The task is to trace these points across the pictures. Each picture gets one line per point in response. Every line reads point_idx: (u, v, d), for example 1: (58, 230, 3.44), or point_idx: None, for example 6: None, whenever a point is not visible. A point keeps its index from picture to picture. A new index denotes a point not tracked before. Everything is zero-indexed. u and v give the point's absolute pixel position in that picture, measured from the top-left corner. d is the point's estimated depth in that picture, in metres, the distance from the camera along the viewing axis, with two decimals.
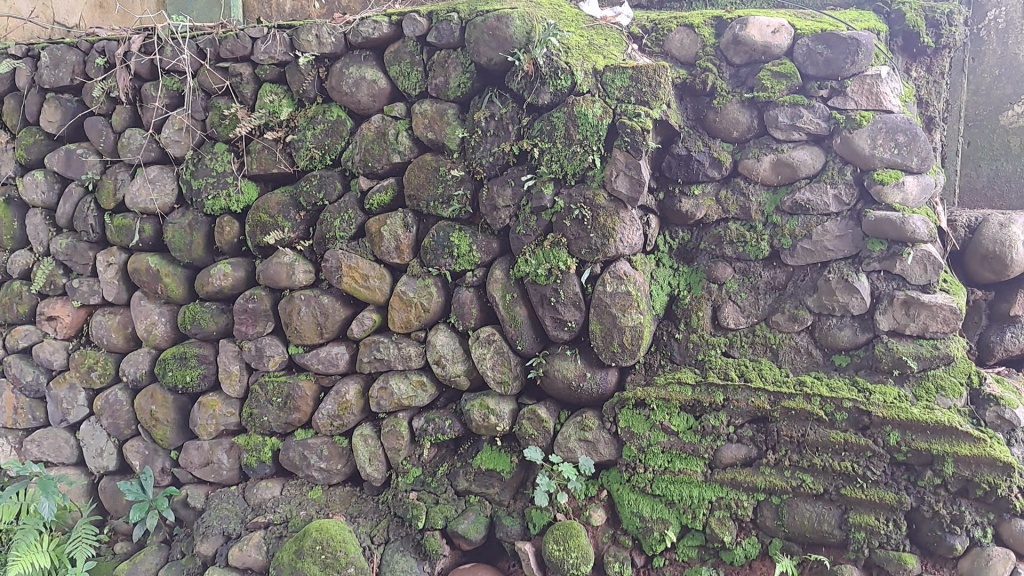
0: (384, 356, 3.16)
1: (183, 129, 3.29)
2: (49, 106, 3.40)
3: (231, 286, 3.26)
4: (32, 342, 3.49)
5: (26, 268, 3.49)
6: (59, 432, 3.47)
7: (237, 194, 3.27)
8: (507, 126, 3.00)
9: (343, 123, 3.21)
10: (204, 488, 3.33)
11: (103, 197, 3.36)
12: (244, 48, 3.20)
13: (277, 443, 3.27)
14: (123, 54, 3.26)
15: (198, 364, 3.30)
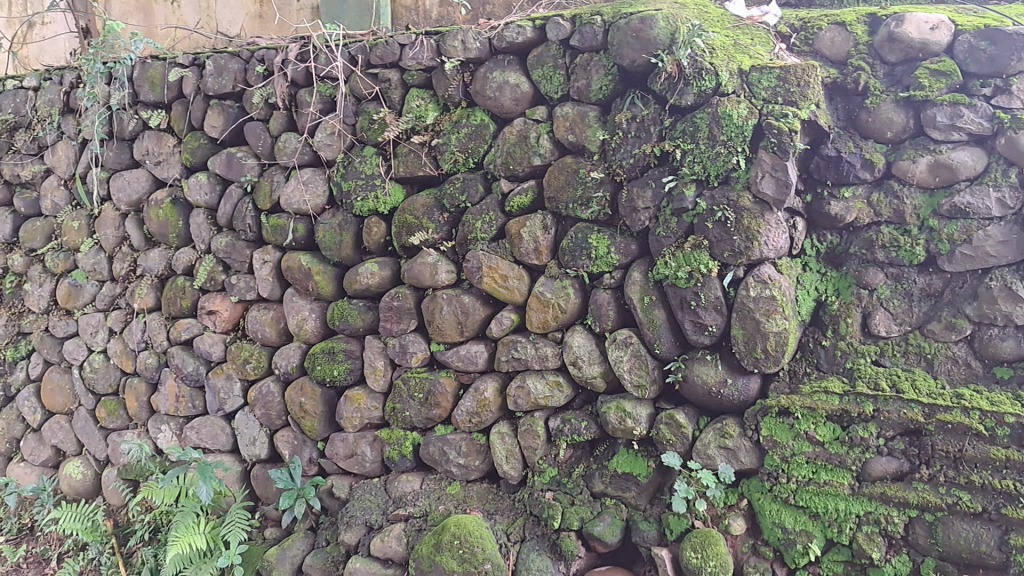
0: (522, 356, 3.20)
1: (335, 133, 3.42)
2: (213, 112, 3.54)
3: (378, 285, 3.36)
4: (193, 334, 3.63)
5: (189, 265, 3.64)
6: (215, 421, 3.60)
7: (384, 196, 3.36)
8: (648, 128, 2.99)
9: (486, 126, 3.27)
10: (348, 479, 3.44)
11: (260, 198, 3.49)
12: (393, 55, 3.33)
13: (417, 438, 3.36)
14: (281, 62, 3.41)
15: (345, 359, 3.41)
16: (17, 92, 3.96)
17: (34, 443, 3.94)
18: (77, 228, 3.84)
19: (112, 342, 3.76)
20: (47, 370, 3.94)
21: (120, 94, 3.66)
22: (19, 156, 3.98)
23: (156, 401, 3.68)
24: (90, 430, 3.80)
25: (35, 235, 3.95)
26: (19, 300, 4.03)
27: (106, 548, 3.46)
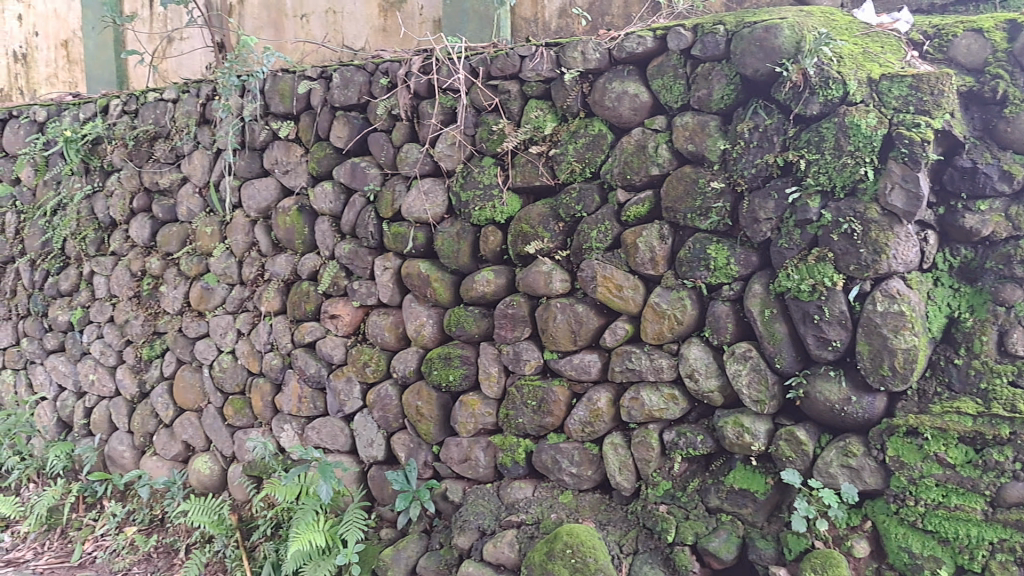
0: (636, 366, 3.17)
1: (455, 144, 3.48)
2: (338, 123, 3.65)
3: (493, 292, 3.41)
4: (316, 337, 3.74)
5: (314, 270, 3.75)
6: (335, 422, 3.70)
7: (501, 205, 3.41)
8: (771, 138, 2.94)
9: (603, 137, 3.26)
10: (462, 483, 3.49)
11: (382, 207, 3.59)
12: (513, 66, 3.37)
13: (530, 445, 3.38)
14: (405, 75, 3.50)
15: (460, 365, 3.47)
16: (156, 104, 4.07)
17: (165, 439, 4.05)
18: (209, 234, 3.96)
19: (240, 343, 3.89)
20: (179, 369, 4.05)
21: (252, 105, 3.77)
22: (158, 165, 4.09)
23: (280, 401, 3.79)
24: (218, 426, 3.92)
25: (171, 240, 4.07)
26: (155, 300, 4.11)
27: (230, 542, 3.61)
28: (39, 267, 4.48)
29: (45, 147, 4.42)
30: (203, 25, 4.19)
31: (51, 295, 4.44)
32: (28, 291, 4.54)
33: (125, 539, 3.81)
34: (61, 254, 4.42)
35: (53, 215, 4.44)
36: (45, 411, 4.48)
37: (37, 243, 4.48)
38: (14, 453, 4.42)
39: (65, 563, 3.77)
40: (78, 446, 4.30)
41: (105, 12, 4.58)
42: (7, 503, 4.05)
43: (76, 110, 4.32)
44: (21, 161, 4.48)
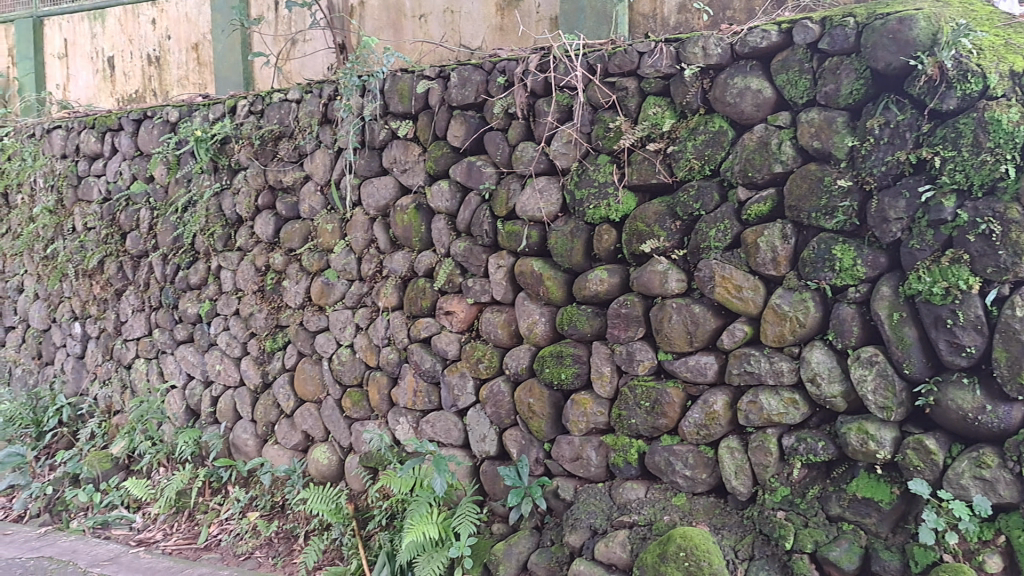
0: (755, 370, 3.07)
1: (571, 142, 3.45)
2: (456, 122, 3.69)
3: (606, 291, 3.37)
4: (431, 332, 3.78)
5: (429, 267, 3.79)
6: (449, 417, 3.74)
7: (616, 204, 3.37)
8: (904, 134, 2.82)
9: (724, 133, 3.18)
10: (573, 482, 3.47)
11: (497, 206, 3.60)
12: (631, 63, 3.34)
13: (643, 446, 3.32)
14: (522, 73, 3.51)
15: (572, 363, 3.44)
16: (281, 104, 4.20)
17: (286, 428, 4.18)
18: (330, 230, 4.05)
19: (359, 337, 3.98)
20: (300, 361, 4.17)
21: (372, 105, 3.86)
22: (282, 164, 4.21)
23: (396, 395, 3.86)
24: (336, 418, 4.03)
25: (293, 236, 4.18)
26: (277, 295, 4.25)
27: (347, 530, 3.69)
28: (170, 261, 4.64)
29: (177, 146, 4.58)
30: (325, 27, 4.35)
31: (182, 289, 4.61)
32: (160, 284, 4.70)
33: (248, 524, 3.96)
34: (191, 249, 4.57)
35: (184, 212, 4.59)
36: (174, 398, 4.61)
37: (169, 238, 4.63)
38: (146, 439, 4.57)
39: (193, 545, 3.93)
40: (205, 433, 4.44)
41: (235, 16, 4.76)
42: (140, 485, 4.23)
43: (206, 111, 4.48)
44: (155, 159, 4.63)
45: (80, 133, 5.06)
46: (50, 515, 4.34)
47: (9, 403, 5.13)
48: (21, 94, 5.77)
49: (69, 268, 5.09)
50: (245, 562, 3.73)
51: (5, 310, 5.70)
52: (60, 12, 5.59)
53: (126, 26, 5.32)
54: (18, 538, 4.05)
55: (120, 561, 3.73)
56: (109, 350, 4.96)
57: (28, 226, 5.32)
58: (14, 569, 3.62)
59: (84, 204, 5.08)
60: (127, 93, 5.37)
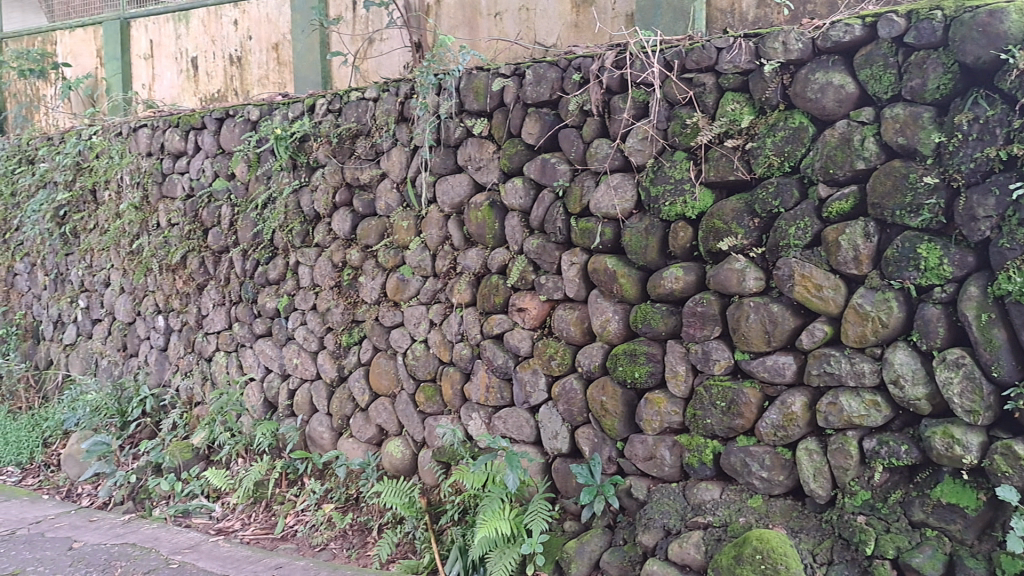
0: (835, 370, 2.99)
1: (647, 138, 3.40)
2: (530, 120, 3.66)
3: (682, 289, 3.30)
4: (504, 329, 3.78)
5: (503, 264, 3.78)
6: (521, 413, 3.74)
7: (693, 201, 3.30)
8: (994, 129, 2.70)
9: (805, 130, 3.09)
10: (647, 481, 3.42)
11: (570, 203, 3.55)
12: (709, 59, 3.29)
13: (718, 446, 3.26)
14: (597, 70, 3.47)
15: (647, 362, 3.39)
16: (358, 103, 4.26)
17: (361, 421, 4.24)
18: (406, 227, 4.09)
19: (433, 333, 4.00)
20: (375, 355, 4.22)
21: (447, 103, 3.87)
22: (359, 162, 4.27)
23: (469, 390, 3.87)
24: (410, 412, 4.07)
25: (369, 233, 4.23)
26: (354, 290, 4.30)
27: (420, 524, 3.74)
28: (250, 257, 4.74)
29: (258, 144, 4.67)
30: (402, 26, 4.43)
31: (261, 283, 4.71)
32: (240, 279, 4.81)
33: (323, 515, 4.02)
34: (270, 244, 4.66)
35: (264, 208, 4.68)
36: (253, 390, 4.72)
37: (249, 234, 4.73)
38: (225, 430, 4.67)
39: (270, 535, 4.02)
40: (282, 426, 4.51)
41: (314, 16, 4.85)
42: (219, 476, 4.34)
43: (285, 109, 4.55)
44: (236, 157, 4.73)
45: (165, 132, 5.19)
46: (133, 502, 4.46)
47: (96, 393, 5.29)
48: (109, 94, 5.95)
49: (154, 263, 5.23)
50: (320, 553, 3.80)
51: (92, 302, 5.77)
52: (146, 13, 5.77)
53: (209, 27, 5.45)
54: (103, 524, 4.17)
55: (200, 549, 3.81)
56: (191, 343, 5.09)
57: (115, 222, 5.47)
58: (99, 555, 3.73)
59: (168, 201, 5.21)
60: (209, 92, 5.50)
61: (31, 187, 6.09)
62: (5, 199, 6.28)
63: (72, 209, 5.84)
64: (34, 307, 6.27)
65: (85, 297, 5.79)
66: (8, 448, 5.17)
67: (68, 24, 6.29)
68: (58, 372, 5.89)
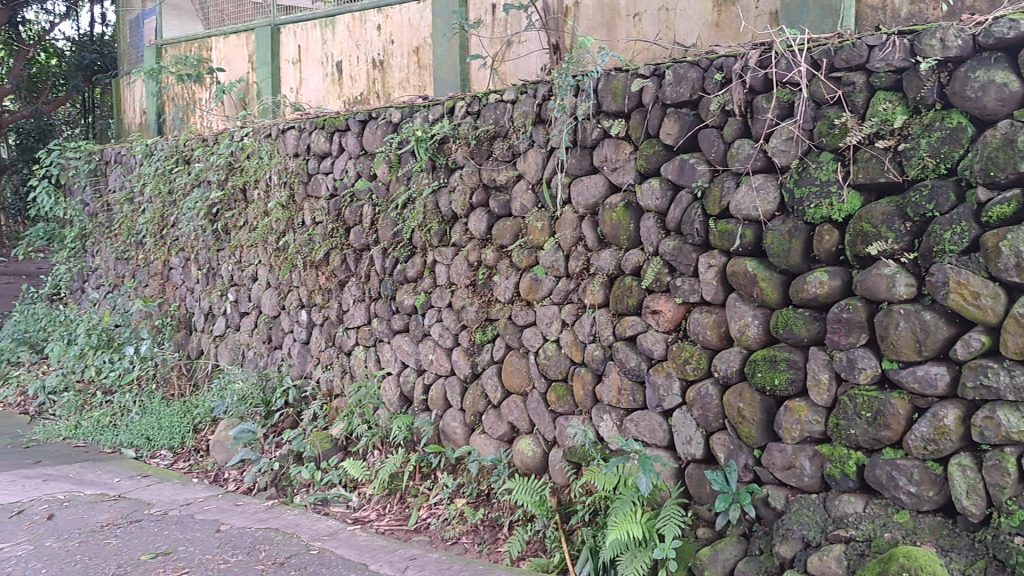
0: (992, 383, 2.78)
1: (791, 139, 3.27)
2: (669, 120, 3.62)
3: (827, 295, 3.16)
4: (637, 331, 3.73)
5: (637, 265, 3.73)
6: (654, 416, 3.68)
7: (839, 203, 3.14)
8: None
9: (963, 130, 2.88)
10: (784, 490, 3.29)
11: (709, 204, 3.48)
12: (859, 57, 3.12)
13: (862, 458, 3.08)
14: (740, 69, 3.38)
15: (787, 368, 3.27)
16: (497, 105, 4.31)
17: (493, 418, 4.31)
18: (541, 228, 4.11)
19: (565, 333, 4.00)
20: (508, 354, 4.27)
21: (585, 104, 3.88)
22: (496, 163, 4.32)
23: (601, 392, 3.86)
24: (541, 411, 4.10)
25: (504, 233, 4.28)
26: (488, 289, 4.36)
27: (551, 523, 3.78)
28: (390, 255, 4.87)
29: (399, 146, 4.79)
30: (542, 28, 4.48)
31: (399, 281, 4.84)
32: (380, 277, 4.95)
33: (455, 509, 4.10)
34: (408, 243, 4.78)
35: (403, 208, 4.80)
36: (389, 384, 4.86)
37: (389, 233, 4.85)
38: (362, 422, 4.81)
39: (404, 526, 4.12)
40: (417, 419, 4.63)
41: (454, 20, 4.95)
42: (356, 466, 4.48)
43: (426, 112, 4.67)
44: (378, 158, 4.87)
45: (311, 133, 5.40)
46: (276, 489, 4.65)
47: (243, 382, 5.54)
48: (260, 97, 6.25)
49: (299, 259, 5.45)
50: (452, 546, 3.88)
51: (241, 296, 6.04)
52: (294, 20, 6.03)
53: (354, 32, 5.63)
54: (248, 508, 4.36)
55: (339, 536, 3.94)
56: (332, 337, 5.27)
57: (263, 219, 5.72)
58: (244, 538, 3.90)
59: (312, 200, 5.41)
60: (353, 95, 5.68)
61: (187, 186, 6.42)
62: (163, 197, 6.66)
63: (224, 207, 6.13)
64: (187, 300, 6.60)
65: (235, 291, 6.08)
66: (162, 432, 5.44)
67: (222, 31, 6.64)
68: (208, 361, 6.18)
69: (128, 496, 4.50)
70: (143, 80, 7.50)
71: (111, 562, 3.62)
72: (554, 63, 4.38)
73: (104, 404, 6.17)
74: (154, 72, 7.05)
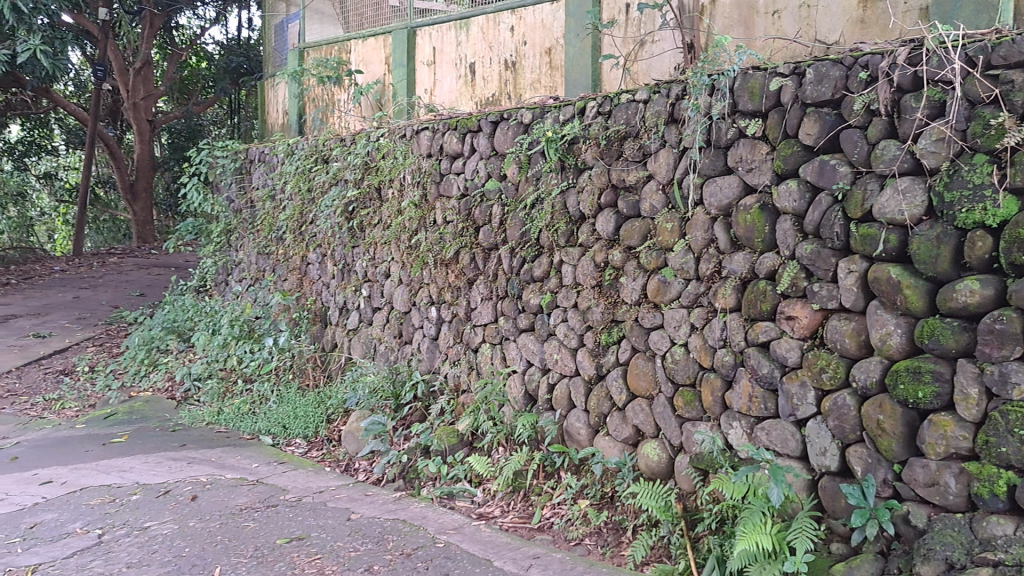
0: None
1: (942, 139, 3.07)
2: (809, 119, 3.49)
3: (978, 304, 2.94)
4: (771, 337, 3.63)
5: (772, 269, 3.63)
6: (787, 426, 3.57)
7: (995, 208, 2.91)
8: None
9: None
10: (927, 509, 3.12)
11: (851, 207, 3.34)
12: (1019, 53, 2.91)
13: (1014, 478, 2.87)
14: (888, 67, 3.22)
15: (932, 381, 3.07)
16: (629, 105, 4.28)
17: (617, 421, 4.29)
18: (671, 229, 4.06)
19: (694, 337, 3.94)
20: (634, 356, 4.23)
21: (721, 104, 3.80)
22: (627, 163, 4.29)
23: (730, 398, 3.78)
24: (668, 415, 4.05)
25: (633, 234, 4.25)
26: (615, 290, 4.34)
27: (676, 529, 3.71)
28: (517, 254, 4.91)
29: (529, 147, 4.83)
30: (676, 27, 4.43)
31: (526, 280, 4.88)
32: (507, 276, 5.00)
33: (579, 510, 4.09)
34: (536, 243, 4.81)
35: (532, 208, 4.83)
36: (515, 382, 4.91)
37: (517, 233, 4.90)
38: (488, 418, 4.87)
39: (527, 524, 4.16)
40: (541, 418, 4.66)
41: (587, 20, 4.94)
42: (481, 462, 4.55)
43: (557, 113, 4.69)
44: (509, 159, 4.92)
45: (444, 134, 5.51)
46: (404, 480, 4.77)
47: (374, 375, 5.71)
48: (395, 99, 6.42)
49: (430, 257, 5.56)
50: (575, 547, 3.88)
51: (374, 292, 6.23)
52: (430, 22, 6.16)
53: (487, 34, 5.72)
54: (377, 499, 4.49)
55: (464, 531, 4.01)
56: (459, 333, 5.36)
57: (397, 218, 5.86)
58: (374, 528, 4.02)
59: (444, 199, 5.52)
60: (485, 96, 5.76)
61: (325, 184, 6.66)
62: (303, 195, 6.93)
63: (359, 205, 6.32)
64: (323, 294, 6.85)
65: (368, 287, 6.27)
66: (298, 421, 5.66)
67: (360, 34, 6.86)
68: (342, 354, 6.40)
69: (265, 481, 4.72)
70: (286, 82, 7.83)
71: (249, 544, 3.80)
72: (688, 62, 4.31)
73: (244, 392, 6.46)
74: (297, 75, 7.37)
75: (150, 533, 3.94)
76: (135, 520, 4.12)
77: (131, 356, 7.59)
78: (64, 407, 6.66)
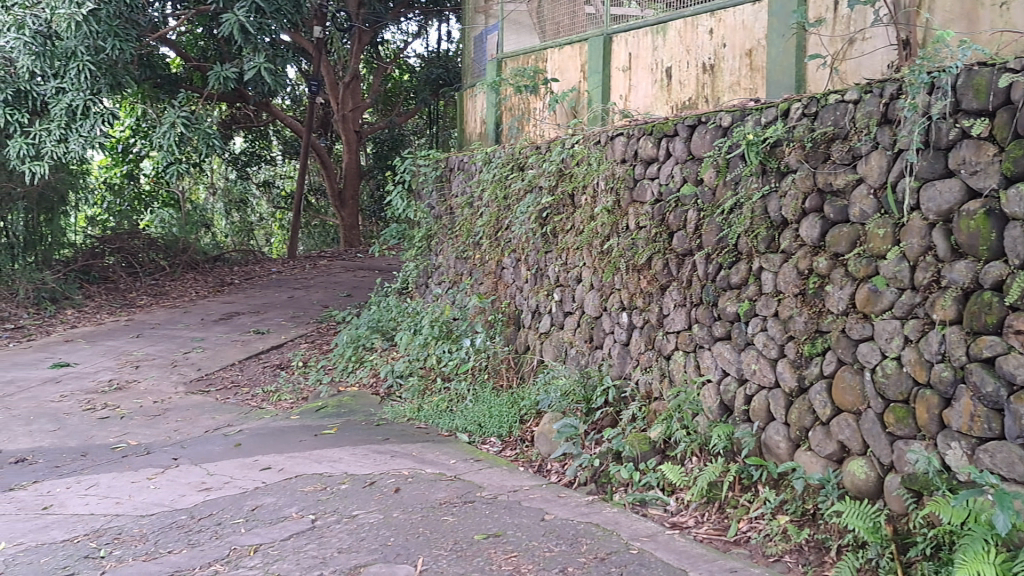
0: None
1: None
2: None
3: None
4: (996, 352, 3.36)
5: (999, 279, 3.37)
6: (1014, 448, 3.29)
7: None
8: None
9: None
10: None
11: None
12: None
13: None
14: None
15: None
16: (837, 105, 4.11)
17: (821, 435, 4.12)
18: (883, 236, 3.85)
19: (907, 350, 3.71)
20: (839, 369, 4.05)
21: (942, 103, 3.55)
22: (835, 166, 4.12)
23: (949, 416, 3.53)
24: (877, 432, 3.85)
25: (840, 240, 4.07)
26: (819, 299, 4.17)
27: (885, 552, 3.54)
28: (714, 261, 4.83)
29: (728, 151, 4.74)
30: (890, 23, 4.22)
31: (722, 287, 4.79)
32: (703, 282, 4.92)
33: (778, 526, 3.97)
34: (734, 249, 4.71)
35: (729, 213, 4.72)
36: (709, 392, 4.82)
37: (714, 238, 4.82)
38: (682, 427, 4.82)
39: (722, 536, 4.07)
40: (738, 430, 4.55)
41: (793, 19, 4.79)
42: (674, 471, 4.50)
43: (759, 115, 4.57)
44: (707, 163, 4.84)
45: (640, 139, 5.51)
46: (596, 484, 4.80)
47: (567, 379, 5.77)
48: (591, 105, 6.48)
49: (622, 263, 5.56)
50: (774, 564, 3.75)
51: (566, 296, 6.31)
52: (627, 28, 6.18)
53: (686, 37, 5.67)
54: (570, 501, 4.54)
55: (658, 539, 3.98)
56: (651, 339, 5.33)
57: (590, 223, 5.90)
58: (568, 529, 4.07)
59: (637, 205, 5.50)
60: (682, 100, 5.72)
61: (520, 191, 6.81)
62: (499, 202, 7.11)
63: (552, 211, 6.42)
64: (518, 297, 7.02)
65: (560, 291, 6.36)
66: (493, 420, 5.82)
67: (557, 43, 7.00)
68: (535, 356, 6.54)
69: (462, 477, 4.88)
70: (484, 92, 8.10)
71: (449, 538, 3.95)
72: (902, 59, 4.12)
73: (443, 390, 6.71)
74: (495, 85, 7.62)
75: (358, 521, 4.17)
76: (343, 508, 4.38)
77: (339, 353, 8.07)
78: (279, 398, 7.18)
